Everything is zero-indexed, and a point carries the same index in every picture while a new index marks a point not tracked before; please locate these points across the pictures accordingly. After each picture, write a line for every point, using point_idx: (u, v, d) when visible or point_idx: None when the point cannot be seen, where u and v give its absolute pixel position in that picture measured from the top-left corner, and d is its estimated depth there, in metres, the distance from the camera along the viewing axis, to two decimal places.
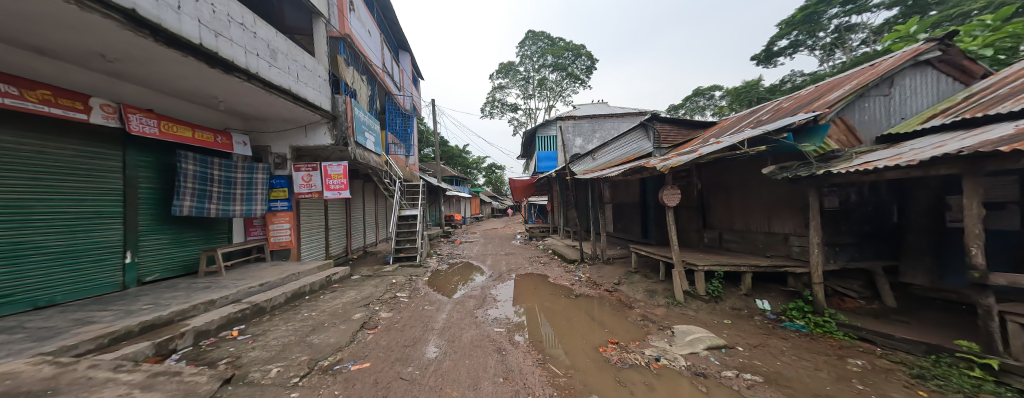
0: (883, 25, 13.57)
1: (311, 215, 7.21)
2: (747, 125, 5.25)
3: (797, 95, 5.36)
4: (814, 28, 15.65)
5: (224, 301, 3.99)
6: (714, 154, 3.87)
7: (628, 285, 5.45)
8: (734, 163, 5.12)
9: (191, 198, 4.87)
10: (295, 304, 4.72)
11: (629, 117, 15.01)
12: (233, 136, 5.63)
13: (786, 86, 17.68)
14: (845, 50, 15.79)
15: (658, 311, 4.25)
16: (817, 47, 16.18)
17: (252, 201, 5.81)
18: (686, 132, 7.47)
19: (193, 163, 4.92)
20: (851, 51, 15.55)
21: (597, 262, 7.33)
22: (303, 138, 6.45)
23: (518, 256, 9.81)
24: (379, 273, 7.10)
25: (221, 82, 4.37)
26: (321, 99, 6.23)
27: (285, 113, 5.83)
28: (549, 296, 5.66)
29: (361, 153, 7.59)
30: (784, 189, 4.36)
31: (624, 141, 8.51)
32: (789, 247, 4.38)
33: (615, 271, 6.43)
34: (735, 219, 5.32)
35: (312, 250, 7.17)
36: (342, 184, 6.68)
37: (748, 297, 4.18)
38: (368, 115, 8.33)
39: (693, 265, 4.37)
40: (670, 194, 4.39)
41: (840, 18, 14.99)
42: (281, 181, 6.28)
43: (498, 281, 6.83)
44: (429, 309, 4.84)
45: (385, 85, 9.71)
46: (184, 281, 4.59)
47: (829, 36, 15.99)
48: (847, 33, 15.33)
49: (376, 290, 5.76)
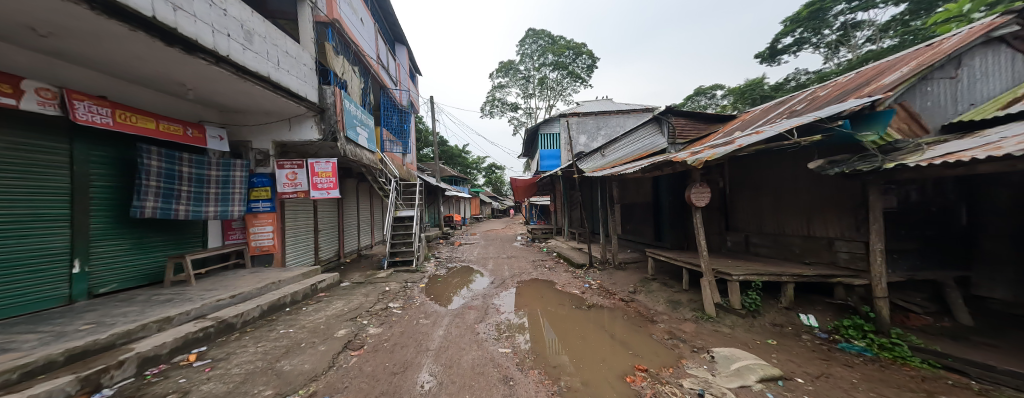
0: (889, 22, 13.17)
1: (297, 216, 6.67)
2: (780, 115, 4.71)
3: (835, 82, 4.83)
4: (820, 25, 15.15)
5: (184, 318, 3.43)
6: (757, 146, 3.29)
7: (646, 295, 4.89)
8: (767, 159, 4.58)
9: (155, 197, 4.33)
10: (270, 319, 4.15)
11: (633, 113, 14.47)
12: (206, 129, 5.07)
13: (790, 84, 17.19)
14: (850, 48, 15.29)
15: (686, 327, 3.69)
16: (822, 45, 15.72)
17: (228, 202, 5.26)
18: (703, 126, 6.93)
19: (157, 159, 4.36)
20: (857, 49, 15.13)
21: (608, 267, 6.76)
22: (286, 132, 5.90)
23: (520, 259, 9.25)
24: (371, 280, 6.53)
25: (186, 65, 3.81)
26: (307, 89, 5.67)
27: (265, 104, 5.27)
28: (557, 306, 5.09)
29: (352, 149, 7.05)
30: (829, 187, 3.82)
31: (634, 137, 8.01)
32: (835, 253, 3.84)
33: (629, 278, 5.85)
34: (764, 221, 4.78)
35: (299, 254, 6.62)
36: (330, 183, 6.11)
37: (790, 311, 3.63)
38: (361, 108, 7.78)
39: (725, 275, 3.80)
40: (698, 193, 3.85)
41: (846, 14, 14.57)
42: (263, 180, 5.73)
43: (500, 288, 6.26)
44: (423, 323, 4.27)
45: (379, 78, 9.18)
46: (145, 292, 4.03)
47: (834, 34, 15.50)
48: (853, 30, 14.87)
49: (365, 300, 5.18)
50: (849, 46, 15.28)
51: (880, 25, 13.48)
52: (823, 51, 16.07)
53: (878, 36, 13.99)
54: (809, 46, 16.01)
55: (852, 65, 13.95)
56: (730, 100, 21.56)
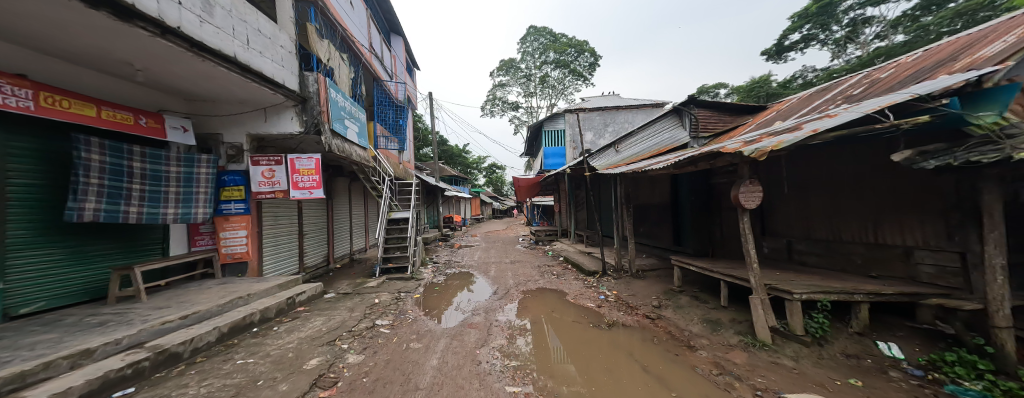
0: (900, 17, 12.52)
1: (277, 220, 6.01)
2: (834, 101, 4.03)
3: (898, 63, 4.15)
4: (829, 21, 14.44)
5: (113, 349, 2.73)
6: (835, 131, 2.58)
7: (676, 311, 4.19)
8: (818, 153, 3.96)
9: (98, 196, 3.57)
10: (230, 344, 3.46)
11: (642, 110, 13.77)
12: (165, 119, 4.39)
13: (796, 82, 16.53)
14: (860, 45, 14.60)
15: (736, 358, 2.98)
16: (829, 42, 15.04)
17: (190, 203, 4.54)
18: (728, 118, 6.28)
19: (100, 152, 3.62)
20: (867, 46, 14.46)
21: (624, 275, 6.06)
22: (262, 123, 5.23)
23: (524, 265, 8.53)
24: (360, 290, 5.85)
25: (124, 37, 3.11)
26: (284, 75, 5.01)
27: (234, 90, 4.60)
28: (570, 322, 4.38)
29: (340, 144, 6.37)
30: (908, 184, 3.13)
31: (651, 132, 7.33)
32: (914, 266, 3.15)
33: (652, 289, 5.15)
34: (814, 226, 4.13)
35: (278, 262, 5.95)
36: (313, 182, 5.42)
37: (864, 339, 2.94)
38: (351, 100, 7.12)
39: (783, 293, 3.10)
40: (749, 192, 3.16)
41: (856, 10, 13.89)
42: (236, 178, 5.08)
43: (504, 300, 5.54)
44: (414, 348, 3.56)
45: (372, 69, 8.50)
46: (80, 313, 3.35)
47: (841, 30, 14.79)
48: (863, 26, 14.20)
49: (349, 316, 4.48)
50: (857, 42, 14.61)
51: (890, 20, 12.81)
52: (830, 48, 15.40)
53: (889, 32, 13.23)
54: (816, 43, 15.28)
55: (862, 61, 13.26)
56: (735, 98, 20.88)
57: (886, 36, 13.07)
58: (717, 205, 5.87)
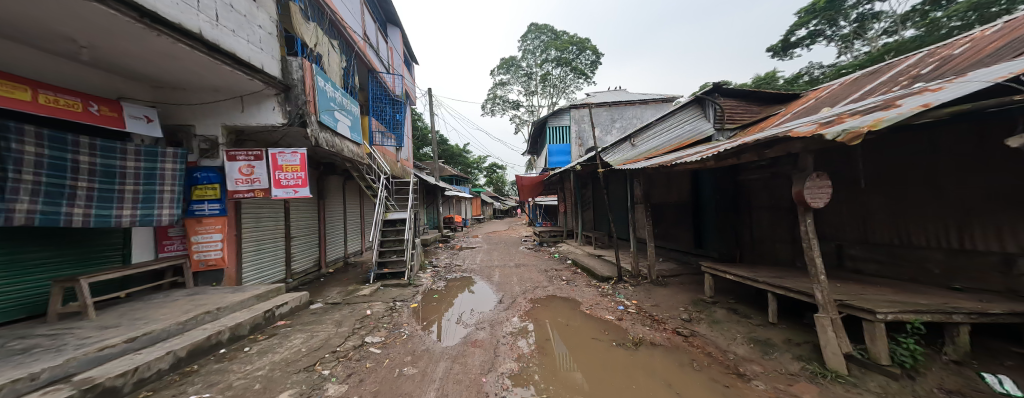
0: (907, 12, 11.91)
1: (259, 222, 5.45)
2: (900, 82, 3.46)
3: (970, 39, 3.59)
4: (837, 15, 13.78)
5: (24, 387, 2.09)
6: (948, 107, 2.00)
7: (713, 327, 3.59)
8: (880, 143, 3.42)
9: (32, 196, 2.99)
10: (187, 371, 2.88)
11: (651, 104, 13.27)
12: (124, 107, 3.84)
13: (802, 80, 15.83)
14: (867, 41, 13.94)
15: (805, 393, 2.38)
16: (836, 38, 14.38)
17: (152, 202, 3.96)
18: (756, 108, 5.75)
19: (36, 143, 3.04)
20: (874, 41, 13.77)
21: (643, 282, 5.49)
22: (239, 114, 4.67)
23: (530, 269, 7.94)
24: (351, 299, 5.30)
25: (55, 2, 2.50)
26: (263, 59, 4.44)
27: (205, 75, 4.04)
28: (588, 339, 3.80)
29: (329, 138, 5.81)
30: (1011, 178, 2.55)
31: (670, 124, 6.73)
32: (1017, 278, 2.57)
33: (678, 299, 4.56)
34: (871, 227, 3.56)
35: (260, 268, 5.38)
36: (298, 180, 4.92)
37: (963, 369, 2.32)
38: (342, 91, 6.56)
39: (860, 311, 2.51)
40: (815, 188, 2.58)
41: (865, 4, 13.28)
42: (210, 175, 4.52)
43: (511, 310, 4.96)
44: (408, 375, 2.98)
45: (367, 59, 7.94)
46: (6, 335, 2.78)
47: (849, 25, 14.15)
48: (872, 22, 13.57)
49: (334, 332, 3.91)
50: (865, 38, 13.93)
51: (899, 14, 12.14)
52: (836, 45, 14.73)
53: (897, 28, 12.63)
54: (822, 39, 14.63)
55: (871, 57, 12.57)
56: None
57: (893, 31, 12.44)
58: (747, 204, 5.31)
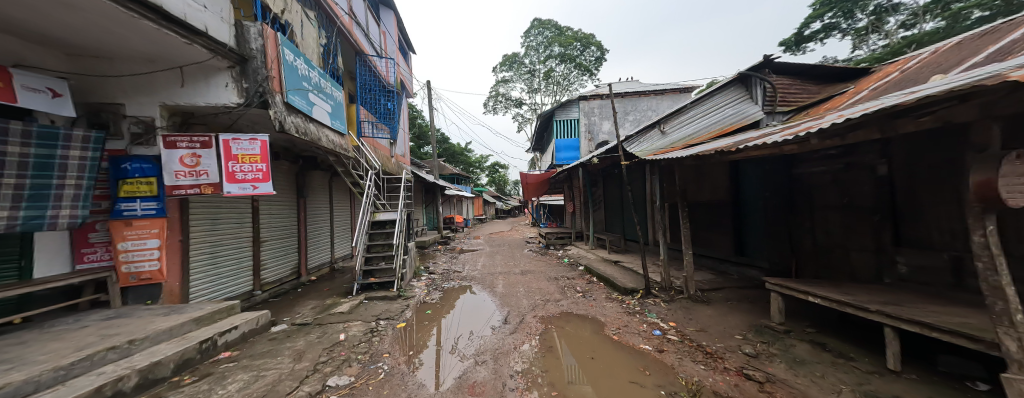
0: (930, 2, 10.88)
1: (217, 225, 4.58)
2: None
3: None
4: (854, 6, 12.65)
5: None
6: None
7: (798, 371, 2.61)
8: None
9: None
10: None
11: (665, 96, 12.29)
12: (16, 75, 2.89)
13: None
14: (884, 35, 12.82)
15: None
16: (850, 32, 13.32)
17: (45, 201, 3.06)
18: (814, 87, 4.79)
19: None
20: (892, 36, 12.69)
21: (679, 298, 4.53)
22: (179, 90, 3.77)
23: (538, 277, 6.97)
24: (324, 318, 4.38)
25: None
26: (208, 20, 3.50)
27: (128, 37, 3.08)
28: (624, 381, 2.82)
29: (303, 124, 4.90)
30: None
31: (705, 109, 5.76)
32: None
33: (731, 324, 3.60)
34: None
35: (214, 280, 4.47)
36: (258, 173, 4.03)
37: None
38: (321, 71, 5.65)
39: None
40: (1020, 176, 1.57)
41: None
42: (143, 166, 3.65)
43: (519, 333, 4.01)
44: None
45: (353, 39, 7.04)
46: None
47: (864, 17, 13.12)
48: (888, 14, 12.51)
49: (289, 371, 2.97)
50: (882, 31, 12.82)
51: (917, 5, 11.08)
52: (851, 39, 13.61)
53: (915, 20, 11.58)
54: (836, 32, 13.53)
55: (888, 51, 11.55)
56: None
57: (910, 23, 11.34)
58: (805, 203, 4.34)
